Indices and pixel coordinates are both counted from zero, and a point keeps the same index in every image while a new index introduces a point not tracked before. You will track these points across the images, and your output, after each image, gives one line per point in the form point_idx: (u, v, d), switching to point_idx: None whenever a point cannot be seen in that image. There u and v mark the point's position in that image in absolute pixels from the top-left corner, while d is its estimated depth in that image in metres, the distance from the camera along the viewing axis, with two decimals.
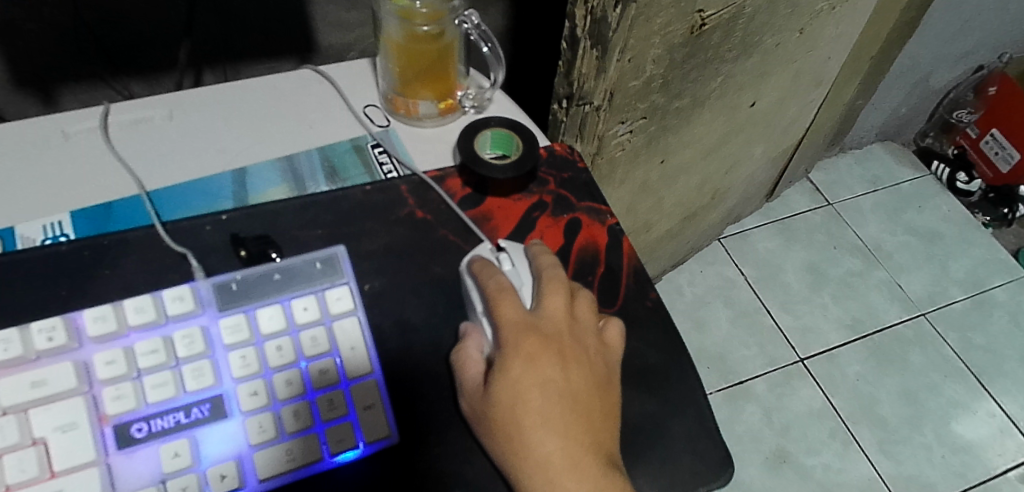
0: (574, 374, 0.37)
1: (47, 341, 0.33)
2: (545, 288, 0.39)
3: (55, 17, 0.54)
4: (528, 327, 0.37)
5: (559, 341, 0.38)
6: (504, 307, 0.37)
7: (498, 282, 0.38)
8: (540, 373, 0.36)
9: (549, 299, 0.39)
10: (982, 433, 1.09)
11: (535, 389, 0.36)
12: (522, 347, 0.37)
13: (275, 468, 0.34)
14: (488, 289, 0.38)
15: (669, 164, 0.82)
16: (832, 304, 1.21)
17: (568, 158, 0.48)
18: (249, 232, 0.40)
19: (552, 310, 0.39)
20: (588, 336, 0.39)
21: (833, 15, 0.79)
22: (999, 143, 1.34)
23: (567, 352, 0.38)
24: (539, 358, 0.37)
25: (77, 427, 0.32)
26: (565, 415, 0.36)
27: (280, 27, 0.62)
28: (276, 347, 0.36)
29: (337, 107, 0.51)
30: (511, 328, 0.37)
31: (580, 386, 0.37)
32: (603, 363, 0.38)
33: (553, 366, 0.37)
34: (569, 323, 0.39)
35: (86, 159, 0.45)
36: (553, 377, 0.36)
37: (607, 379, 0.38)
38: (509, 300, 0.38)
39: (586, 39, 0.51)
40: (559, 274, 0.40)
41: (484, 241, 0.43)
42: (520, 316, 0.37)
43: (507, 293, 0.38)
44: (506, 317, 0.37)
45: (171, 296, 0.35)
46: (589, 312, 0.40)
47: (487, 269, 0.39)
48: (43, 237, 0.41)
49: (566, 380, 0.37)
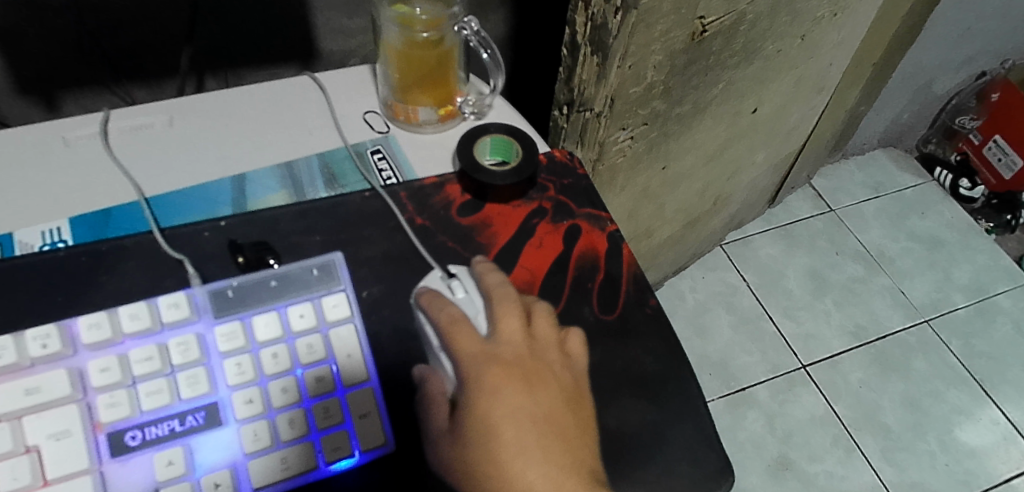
0: (542, 397, 0.35)
1: (42, 348, 0.33)
2: (500, 311, 0.37)
3: (57, 24, 0.54)
4: (487, 357, 0.35)
5: (521, 364, 0.36)
6: (459, 341, 0.36)
7: (450, 314, 0.36)
8: (507, 404, 0.34)
9: (504, 323, 0.37)
10: (986, 440, 1.09)
11: (506, 424, 0.34)
12: (484, 380, 0.35)
13: (271, 477, 0.34)
14: (440, 322, 0.36)
15: (671, 170, 0.82)
16: (834, 310, 1.21)
17: (568, 165, 0.48)
18: (247, 238, 0.40)
19: (508, 334, 0.37)
20: (550, 352, 0.37)
21: (835, 22, 0.79)
22: (1002, 150, 1.34)
23: (530, 375, 0.36)
24: (502, 388, 0.35)
25: (71, 434, 0.32)
26: (541, 440, 0.34)
27: (282, 34, 0.63)
28: (272, 355, 0.36)
29: (337, 114, 0.51)
30: (470, 361, 0.35)
31: (552, 408, 0.35)
32: (570, 378, 0.37)
33: (518, 394, 0.35)
34: (529, 343, 0.37)
35: (86, 165, 0.45)
36: (520, 405, 0.35)
37: (575, 394, 0.37)
38: (462, 331, 0.36)
39: (586, 46, 0.51)
40: (509, 291, 0.38)
41: (434, 270, 0.40)
42: (476, 348, 0.36)
43: (460, 324, 0.36)
44: (463, 352, 0.35)
45: (166, 303, 0.35)
46: (549, 327, 0.38)
47: (438, 301, 0.37)
48: (42, 243, 0.41)
49: (535, 404, 0.35)
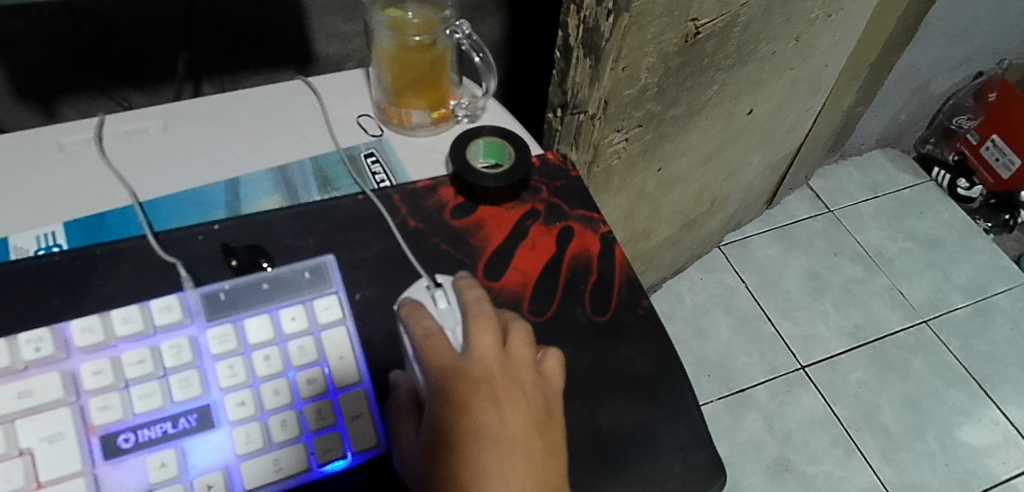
0: (510, 417, 0.35)
1: (35, 352, 0.33)
2: (474, 327, 0.37)
3: (53, 31, 0.54)
4: (456, 371, 0.35)
5: (490, 382, 0.35)
6: (430, 354, 0.36)
7: (425, 328, 0.36)
8: (471, 420, 0.34)
9: (478, 339, 0.36)
10: (986, 441, 1.08)
11: (467, 439, 0.34)
12: (451, 394, 0.34)
13: (263, 478, 0.34)
14: (415, 335, 0.36)
15: (666, 172, 0.82)
16: (833, 311, 1.21)
17: (561, 166, 0.48)
18: (241, 242, 0.40)
19: (482, 350, 0.36)
20: (523, 371, 0.36)
21: (830, 23, 0.79)
22: (999, 149, 1.34)
23: (499, 392, 0.35)
24: (468, 403, 0.34)
25: (64, 437, 0.32)
26: (504, 461, 0.33)
27: (279, 38, 0.63)
28: (264, 357, 0.36)
29: (331, 117, 0.52)
30: (439, 375, 0.35)
31: (518, 428, 0.34)
32: (542, 398, 0.36)
33: (485, 411, 0.34)
34: (502, 362, 0.36)
35: (81, 170, 0.46)
36: (485, 423, 0.34)
37: (547, 414, 0.36)
38: (435, 344, 0.36)
39: (580, 48, 0.51)
40: (485, 308, 0.38)
41: (420, 279, 0.40)
42: (447, 362, 0.35)
43: (434, 338, 0.36)
44: (433, 365, 0.35)
45: (159, 306, 0.35)
46: (525, 348, 0.37)
47: (415, 313, 0.37)
48: (37, 247, 0.42)
49: (501, 423, 0.34)
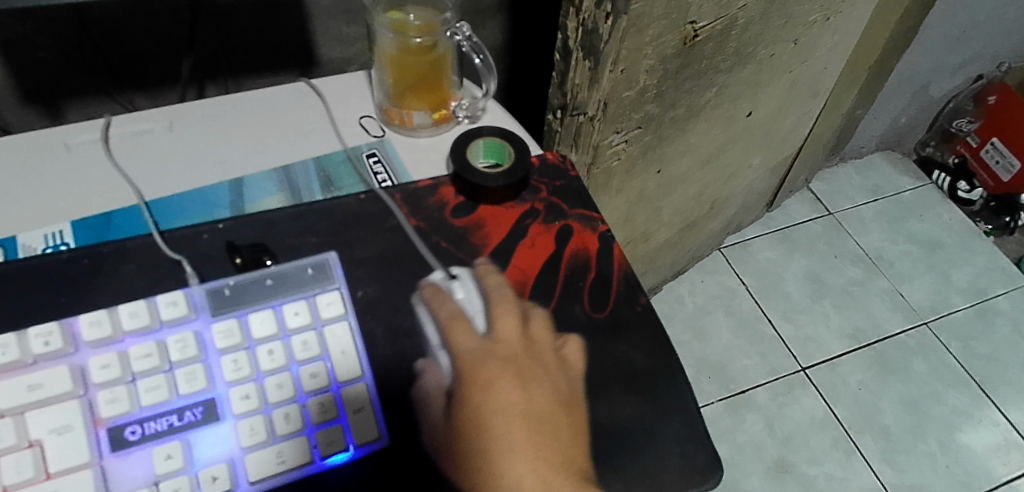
0: (536, 395, 0.37)
1: (44, 345, 0.34)
2: (497, 312, 0.40)
3: (61, 34, 0.55)
4: (484, 353, 0.38)
5: (516, 361, 0.38)
6: (459, 337, 0.38)
7: (450, 310, 0.40)
8: (500, 397, 0.36)
9: (501, 322, 0.40)
10: (987, 443, 1.09)
11: (497, 415, 0.36)
12: (480, 373, 0.37)
13: (267, 470, 0.34)
14: (441, 318, 0.39)
15: (666, 174, 0.83)
16: (833, 313, 1.21)
17: (560, 167, 0.49)
18: (245, 239, 0.41)
19: (505, 332, 0.39)
20: (546, 354, 0.39)
21: (828, 26, 0.80)
22: (999, 152, 1.34)
23: (525, 372, 0.38)
24: (496, 381, 0.37)
25: (72, 429, 0.33)
26: (533, 436, 0.36)
27: (282, 40, 0.64)
28: (268, 351, 0.37)
29: (335, 119, 0.52)
30: (468, 355, 0.38)
31: (544, 405, 0.37)
32: (565, 381, 0.39)
33: (512, 389, 0.37)
34: (525, 344, 0.39)
35: (88, 170, 0.46)
36: (513, 399, 0.36)
37: (570, 396, 0.38)
38: (461, 327, 0.39)
39: (579, 50, 0.51)
40: (506, 294, 0.41)
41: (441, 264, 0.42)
42: (473, 343, 0.38)
43: (460, 321, 0.39)
44: (461, 347, 0.38)
45: (164, 301, 0.36)
46: (546, 333, 0.41)
47: (440, 297, 0.40)
48: (44, 245, 0.42)
49: (527, 400, 0.37)
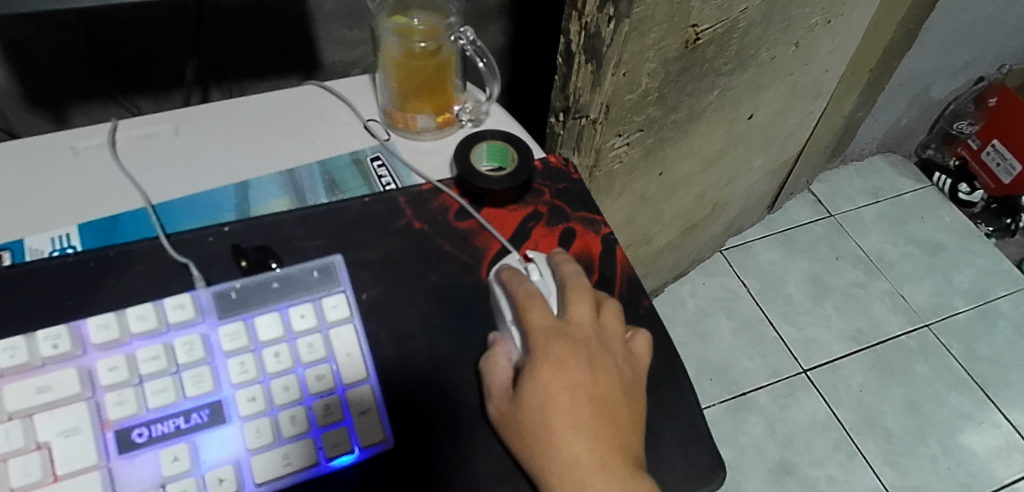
0: (602, 380, 0.38)
1: (52, 348, 0.34)
2: (570, 296, 0.40)
3: (66, 37, 0.55)
4: (557, 333, 0.38)
5: (587, 345, 0.38)
6: (533, 314, 0.38)
7: (527, 290, 0.39)
8: (568, 378, 0.37)
9: (575, 307, 0.40)
10: (989, 445, 1.09)
11: (563, 394, 0.37)
12: (553, 352, 0.37)
13: (273, 472, 0.35)
14: (516, 296, 0.39)
15: (668, 176, 0.83)
16: (835, 315, 1.21)
17: (563, 170, 0.49)
18: (250, 242, 0.41)
19: (579, 318, 0.39)
20: (615, 342, 0.40)
21: (829, 29, 0.80)
22: (1000, 154, 1.35)
23: (595, 356, 0.38)
24: (567, 362, 0.37)
25: (79, 431, 0.33)
26: (594, 418, 0.37)
27: (285, 44, 0.64)
28: (274, 354, 0.37)
29: (340, 122, 0.53)
30: (542, 334, 0.38)
31: (608, 390, 0.38)
32: (631, 370, 0.39)
33: (581, 371, 0.37)
34: (597, 330, 0.40)
35: (93, 174, 0.47)
36: (580, 381, 0.37)
37: (634, 386, 0.39)
38: (539, 306, 0.39)
39: (581, 53, 0.52)
40: (582, 281, 0.41)
41: (512, 253, 0.44)
42: (548, 323, 0.38)
43: (535, 300, 0.39)
44: (535, 325, 0.38)
45: (172, 304, 0.36)
46: (617, 321, 0.41)
47: (516, 278, 0.40)
48: (51, 249, 0.43)
49: (593, 384, 0.38)
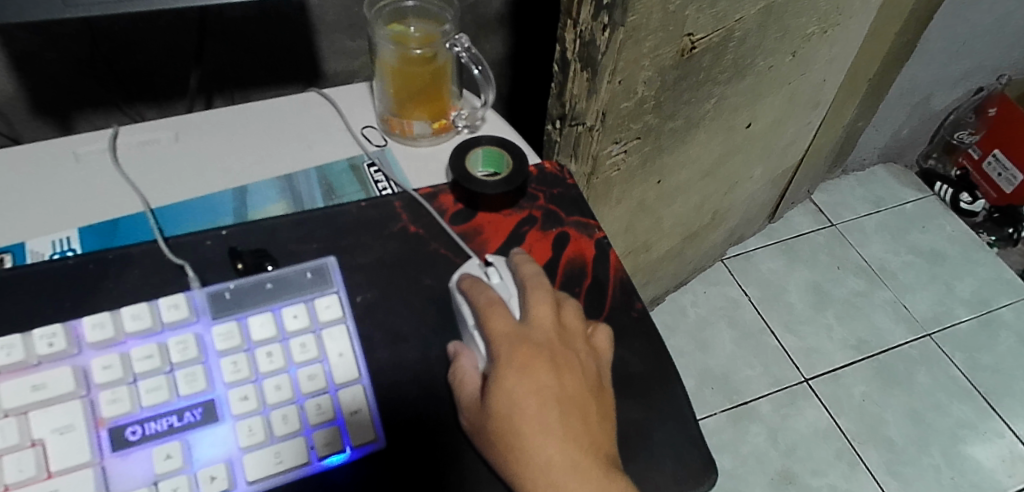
0: (568, 380, 0.38)
1: (48, 347, 0.35)
2: (533, 298, 0.40)
3: (72, 48, 0.56)
4: (518, 338, 0.38)
5: (550, 348, 0.38)
6: (494, 320, 0.38)
7: (488, 296, 0.39)
8: (534, 383, 0.37)
9: (537, 309, 0.39)
10: (992, 456, 1.08)
11: (530, 400, 0.36)
12: (517, 358, 0.37)
13: (265, 471, 0.35)
14: (479, 303, 0.39)
15: (666, 184, 0.84)
16: (836, 324, 1.21)
17: (558, 175, 0.50)
18: (247, 246, 0.42)
19: (541, 319, 0.39)
20: (577, 340, 0.40)
21: (826, 38, 0.81)
22: (1001, 164, 1.35)
23: (558, 358, 0.38)
24: (531, 367, 0.37)
25: (74, 429, 0.34)
26: (564, 419, 0.37)
27: (288, 54, 0.65)
28: (266, 354, 0.37)
29: (337, 129, 0.53)
30: (504, 340, 0.38)
31: (575, 392, 0.38)
32: (595, 368, 0.39)
33: (545, 375, 0.37)
34: (559, 331, 0.40)
35: (95, 178, 0.47)
36: (546, 384, 0.37)
37: (598, 383, 0.39)
38: (499, 312, 0.39)
39: (576, 61, 0.52)
40: (542, 282, 0.41)
41: (472, 256, 0.44)
42: (510, 328, 0.38)
43: (497, 305, 0.39)
44: (496, 331, 0.38)
45: (167, 304, 0.37)
46: (577, 320, 0.41)
47: (476, 284, 0.40)
48: (52, 251, 0.43)
49: (559, 386, 0.37)
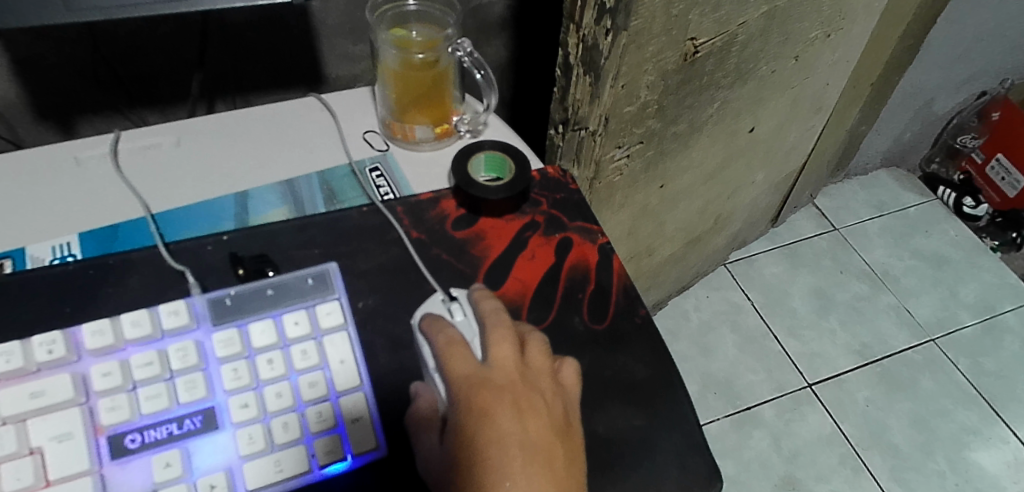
0: (532, 424, 0.36)
1: (47, 354, 0.34)
2: (493, 336, 0.38)
3: (74, 53, 0.56)
4: (478, 381, 0.36)
5: (513, 389, 0.36)
6: (453, 362, 0.37)
7: (448, 336, 0.37)
8: (495, 428, 0.35)
9: (497, 348, 0.38)
10: (997, 462, 1.07)
11: (491, 448, 0.34)
12: (477, 403, 0.35)
13: (265, 479, 0.35)
14: (438, 344, 0.37)
15: (669, 188, 0.83)
16: (840, 329, 1.20)
17: (561, 180, 0.49)
18: (248, 251, 0.42)
19: (503, 359, 0.37)
20: (543, 379, 0.37)
21: (829, 42, 0.81)
22: (1005, 169, 1.34)
23: (521, 401, 0.36)
24: (492, 413, 0.35)
25: (73, 437, 0.33)
26: (528, 468, 0.34)
27: (290, 59, 0.65)
28: (267, 361, 0.37)
29: (339, 134, 0.53)
30: (463, 384, 0.36)
31: (540, 436, 0.35)
32: (562, 408, 0.37)
33: (507, 420, 0.35)
34: (523, 371, 0.37)
35: (96, 183, 0.47)
36: (508, 431, 0.35)
37: (566, 425, 0.37)
38: (459, 353, 0.37)
39: (579, 66, 0.52)
40: (503, 319, 0.39)
41: (436, 291, 0.41)
42: (469, 370, 0.36)
43: (457, 346, 0.37)
44: (456, 375, 0.36)
45: (166, 310, 0.37)
46: (543, 357, 0.39)
47: (437, 324, 0.38)
48: (52, 257, 0.43)
49: (523, 431, 0.35)
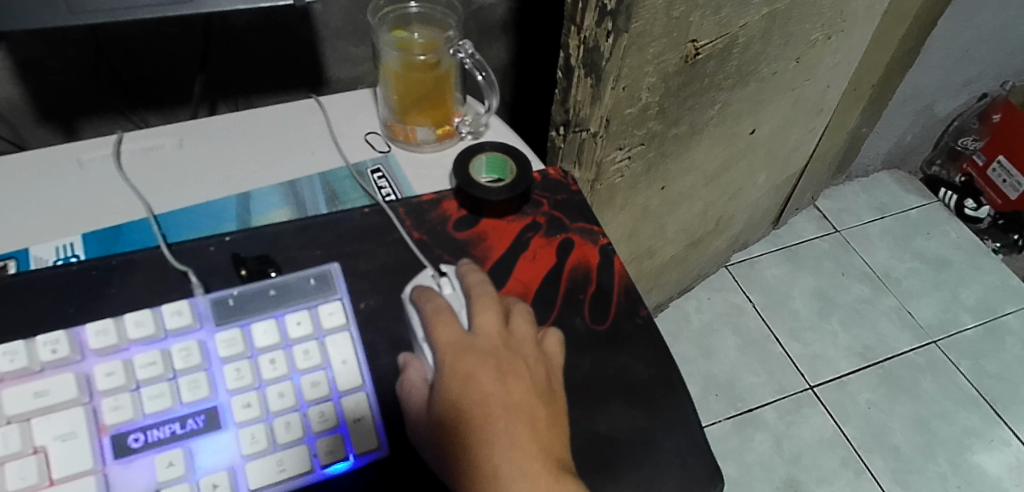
0: (514, 386, 0.37)
1: (52, 353, 0.34)
2: (478, 305, 0.39)
3: (77, 55, 0.57)
4: (463, 347, 0.38)
5: (496, 355, 0.38)
6: (439, 329, 0.38)
7: (435, 304, 0.39)
8: (478, 390, 0.36)
9: (482, 316, 0.39)
10: (999, 464, 1.07)
11: (475, 409, 0.36)
12: (460, 367, 0.37)
13: (267, 478, 0.35)
14: (426, 312, 0.39)
15: (670, 190, 0.83)
16: (841, 331, 1.20)
17: (562, 181, 0.50)
18: (250, 252, 0.42)
19: (487, 327, 0.39)
20: (525, 345, 0.39)
21: (829, 45, 0.81)
22: (1006, 170, 1.33)
23: (504, 365, 0.38)
24: (475, 376, 0.36)
25: (77, 436, 0.33)
26: (511, 427, 0.35)
27: (292, 61, 0.66)
28: (270, 361, 0.37)
29: (341, 135, 0.53)
30: (449, 349, 0.37)
31: (522, 397, 0.37)
32: (545, 371, 0.39)
33: (490, 383, 0.37)
34: (506, 337, 0.39)
35: (99, 184, 0.47)
36: (491, 392, 0.36)
37: (548, 388, 0.38)
38: (445, 320, 0.38)
39: (581, 68, 0.52)
40: (488, 289, 0.40)
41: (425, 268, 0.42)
42: (454, 337, 0.38)
43: (443, 314, 0.38)
44: (442, 341, 0.38)
45: (169, 310, 0.37)
46: (528, 326, 0.40)
47: (427, 294, 0.39)
48: (55, 257, 0.43)
49: (505, 393, 0.36)
